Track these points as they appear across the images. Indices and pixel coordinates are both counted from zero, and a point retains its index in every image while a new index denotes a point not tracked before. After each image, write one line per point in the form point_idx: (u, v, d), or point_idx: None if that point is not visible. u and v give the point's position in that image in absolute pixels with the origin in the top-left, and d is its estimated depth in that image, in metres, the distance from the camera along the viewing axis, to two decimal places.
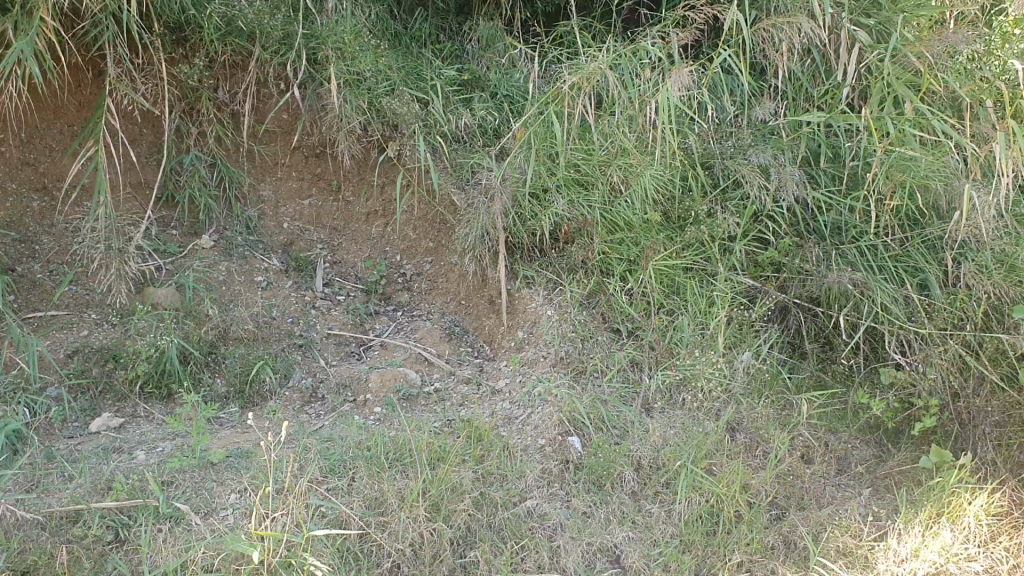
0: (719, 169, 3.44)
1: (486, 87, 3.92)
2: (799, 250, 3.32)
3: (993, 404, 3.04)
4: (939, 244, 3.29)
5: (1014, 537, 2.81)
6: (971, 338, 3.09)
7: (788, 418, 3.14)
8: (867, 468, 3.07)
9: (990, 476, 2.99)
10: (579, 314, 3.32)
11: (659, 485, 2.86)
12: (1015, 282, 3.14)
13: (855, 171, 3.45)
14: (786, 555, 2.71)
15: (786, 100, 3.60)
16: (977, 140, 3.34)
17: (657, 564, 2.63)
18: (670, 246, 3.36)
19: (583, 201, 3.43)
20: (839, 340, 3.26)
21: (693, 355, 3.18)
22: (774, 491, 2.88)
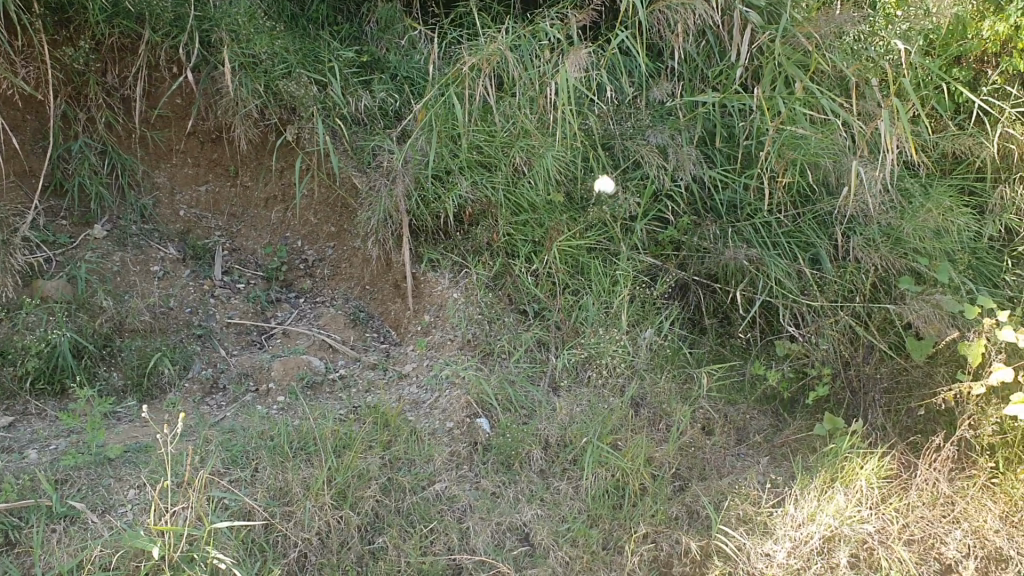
0: (618, 150, 3.47)
1: (385, 69, 3.84)
2: (697, 228, 3.39)
3: (882, 371, 3.17)
4: (829, 219, 3.42)
5: (903, 498, 2.94)
6: (861, 309, 3.22)
7: (688, 392, 3.20)
8: (764, 438, 3.17)
9: (881, 441, 3.12)
10: (484, 296, 3.32)
11: (567, 462, 2.89)
12: (900, 254, 3.29)
13: (748, 150, 3.52)
14: (690, 525, 2.79)
15: (682, 81, 3.64)
16: (864, 118, 3.45)
17: (565, 539, 2.65)
18: (574, 226, 3.36)
19: (486, 182, 3.42)
20: (736, 314, 3.35)
21: (596, 333, 3.22)
22: (677, 462, 2.95)
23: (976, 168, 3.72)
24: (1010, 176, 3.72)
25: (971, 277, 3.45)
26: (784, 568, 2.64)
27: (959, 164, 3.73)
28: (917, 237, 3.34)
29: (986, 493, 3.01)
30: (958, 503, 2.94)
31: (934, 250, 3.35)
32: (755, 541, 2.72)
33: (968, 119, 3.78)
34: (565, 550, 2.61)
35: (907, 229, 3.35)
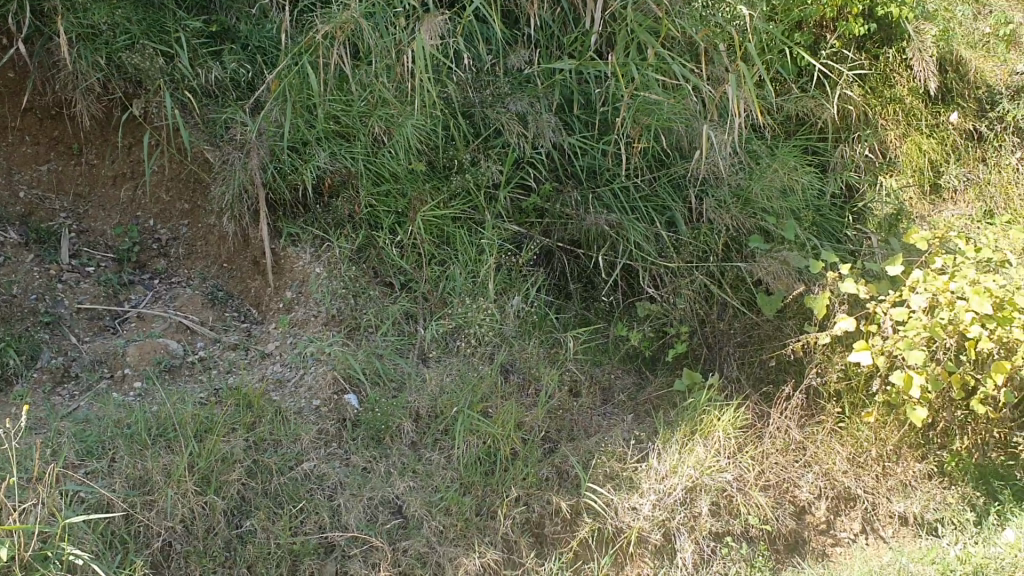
0: (479, 118, 3.40)
1: (235, 38, 3.53)
2: (559, 195, 3.40)
3: (735, 327, 3.31)
4: (683, 182, 3.50)
5: (757, 446, 3.11)
6: (714, 269, 3.34)
7: (556, 355, 3.24)
8: (629, 395, 3.27)
9: (736, 393, 3.29)
10: (348, 269, 3.25)
11: (438, 432, 2.89)
12: (749, 214, 3.44)
13: (605, 117, 3.53)
14: (560, 484, 2.86)
15: (538, 49, 3.57)
16: (712, 83, 3.54)
17: (438, 509, 2.69)
18: (438, 196, 3.32)
19: (344, 153, 3.32)
20: (599, 278, 3.40)
21: (464, 302, 3.21)
22: (546, 425, 3.01)
23: (817, 129, 3.91)
24: (848, 134, 3.96)
25: (816, 233, 3.61)
26: (649, 520, 2.80)
27: (803, 125, 3.89)
28: (765, 197, 3.49)
29: (833, 436, 3.22)
30: (808, 448, 3.17)
31: (780, 209, 3.50)
32: (621, 496, 2.84)
33: (810, 82, 3.92)
34: (439, 519, 2.66)
35: (756, 189, 3.49)
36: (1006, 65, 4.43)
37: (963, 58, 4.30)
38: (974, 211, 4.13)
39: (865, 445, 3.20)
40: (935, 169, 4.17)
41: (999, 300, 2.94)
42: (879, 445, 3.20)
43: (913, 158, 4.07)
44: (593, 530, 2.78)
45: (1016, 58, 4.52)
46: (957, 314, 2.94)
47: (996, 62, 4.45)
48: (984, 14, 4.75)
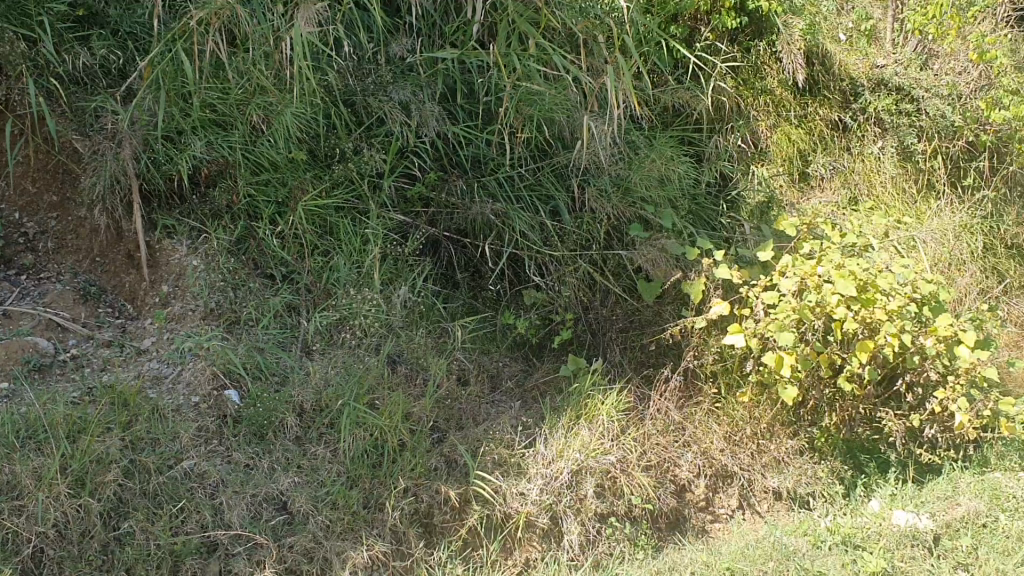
0: (360, 107, 3.34)
1: (103, 23, 3.33)
2: (444, 184, 3.38)
3: (618, 313, 3.41)
4: (566, 173, 3.53)
5: (639, 428, 3.18)
6: (597, 256, 3.43)
7: (444, 344, 3.25)
8: (517, 382, 3.31)
9: (619, 376, 3.37)
10: (227, 261, 3.17)
11: (323, 426, 2.86)
12: (629, 203, 3.52)
13: (488, 107, 3.50)
14: (449, 473, 2.87)
15: (420, 37, 3.49)
16: (593, 74, 3.58)
17: (324, 503, 2.68)
18: (319, 185, 3.25)
19: (222, 142, 3.20)
20: (486, 268, 3.42)
21: (348, 294, 3.18)
22: (434, 415, 3.01)
23: (693, 119, 4.01)
24: (722, 125, 4.09)
25: (692, 222, 3.74)
26: (536, 505, 2.85)
27: (679, 116, 3.99)
28: (643, 186, 3.57)
29: (710, 416, 3.34)
30: (687, 428, 3.27)
31: (658, 198, 3.59)
32: (509, 483, 2.88)
33: (686, 74, 4.02)
34: (326, 514, 2.65)
35: (635, 178, 3.56)
36: (867, 58, 4.65)
37: (828, 52, 4.49)
38: (840, 197, 4.31)
39: (740, 424, 3.34)
40: (803, 159, 4.35)
41: (862, 284, 3.14)
42: (754, 424, 3.34)
43: (783, 148, 4.24)
44: (482, 517, 2.82)
45: (876, 52, 4.75)
46: (824, 297, 3.12)
47: (859, 56, 4.66)
48: (847, 10, 4.98)
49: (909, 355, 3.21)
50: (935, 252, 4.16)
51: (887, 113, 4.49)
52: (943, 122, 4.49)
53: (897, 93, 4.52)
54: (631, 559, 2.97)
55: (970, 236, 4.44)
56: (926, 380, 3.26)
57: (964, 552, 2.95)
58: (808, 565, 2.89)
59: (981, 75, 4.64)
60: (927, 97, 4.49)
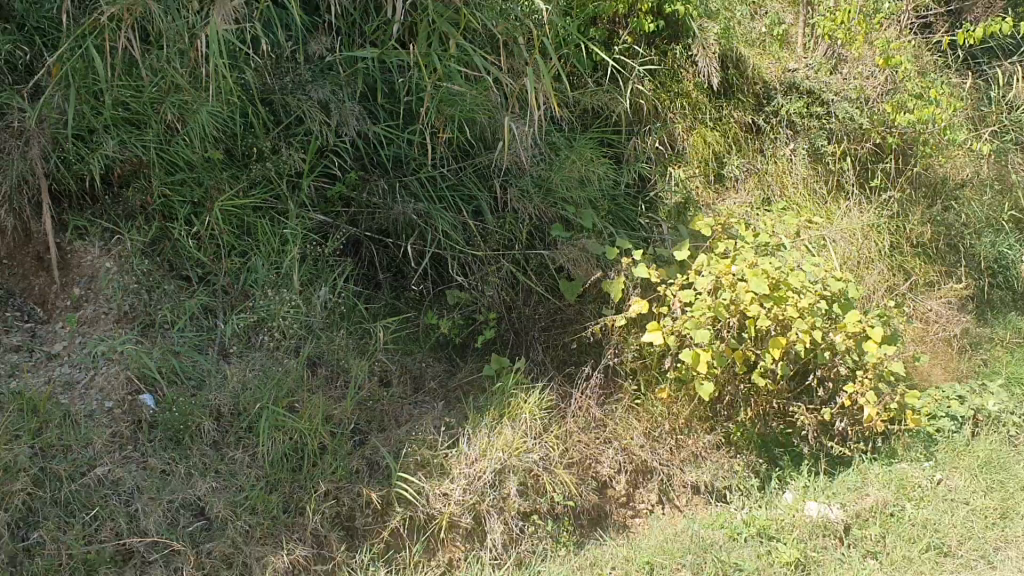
0: (279, 106, 3.26)
1: (8, 15, 3.15)
2: (365, 184, 3.35)
3: (541, 313, 3.45)
4: (488, 172, 3.54)
5: (562, 425, 3.22)
6: (519, 256, 3.45)
7: (365, 345, 3.23)
8: (440, 382, 3.31)
9: (541, 375, 3.41)
10: (141, 263, 3.07)
11: (242, 430, 2.83)
12: (551, 203, 3.56)
13: (409, 106, 3.45)
14: (371, 476, 2.87)
15: (340, 37, 3.38)
16: (513, 74, 3.55)
17: (243, 508, 2.67)
18: (236, 185, 3.19)
19: (135, 141, 3.10)
20: (409, 268, 3.40)
21: (267, 296, 3.13)
22: (356, 417, 3.00)
23: (612, 121, 4.07)
24: (640, 127, 4.16)
25: (612, 222, 3.79)
26: (460, 504, 2.85)
27: (599, 118, 4.04)
28: (564, 187, 3.60)
29: (630, 413, 3.40)
30: (608, 425, 3.32)
31: (579, 198, 3.63)
32: (432, 484, 2.89)
33: (604, 76, 4.09)
34: (245, 519, 2.65)
35: (556, 179, 3.59)
36: (780, 62, 4.79)
37: (742, 56, 4.63)
38: (753, 198, 4.41)
39: (659, 419, 3.40)
40: (719, 159, 4.44)
41: (775, 282, 3.27)
42: (672, 419, 3.41)
43: (699, 149, 4.32)
44: (405, 518, 2.82)
45: (788, 56, 4.89)
46: (738, 295, 3.22)
47: (772, 59, 4.81)
48: (760, 14, 5.11)
49: (820, 352, 3.35)
50: (845, 251, 4.29)
51: (798, 116, 4.64)
52: (851, 124, 4.63)
53: (808, 96, 4.67)
54: (553, 556, 3.00)
55: (877, 236, 4.60)
56: (836, 374, 3.41)
57: (872, 541, 3.07)
58: (726, 556, 2.96)
59: (886, 80, 4.76)
60: (837, 100, 4.64)
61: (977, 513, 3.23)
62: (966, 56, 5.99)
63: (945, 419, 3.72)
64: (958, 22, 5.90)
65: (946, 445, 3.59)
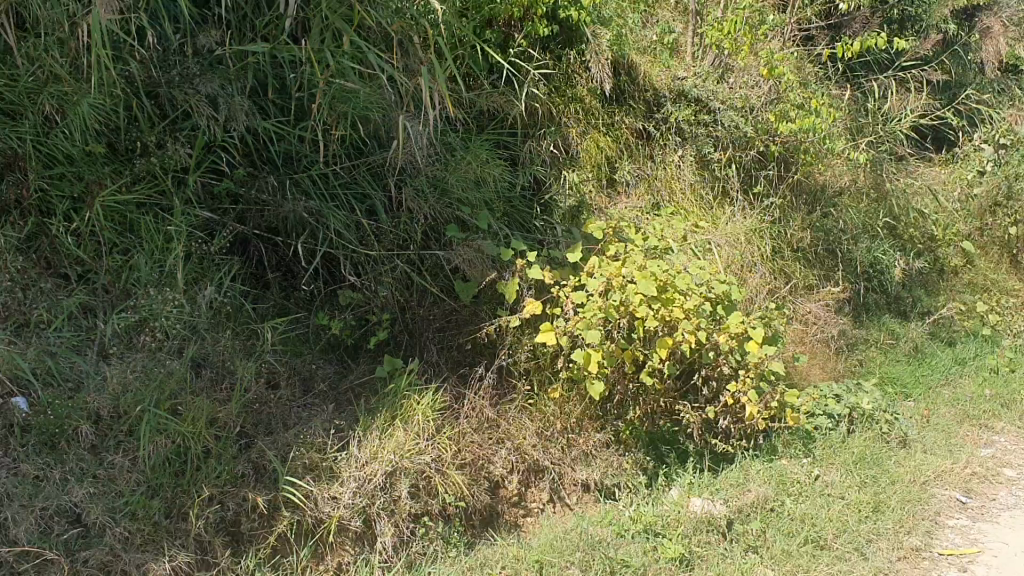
0: (165, 99, 3.13)
1: None
2: (254, 181, 3.26)
3: (435, 313, 3.48)
4: (382, 172, 3.51)
5: (454, 427, 3.20)
6: (414, 256, 3.45)
7: (253, 347, 3.15)
8: (330, 384, 3.26)
9: (435, 375, 3.41)
10: (16, 259, 2.91)
11: (122, 434, 2.73)
12: (446, 203, 3.57)
13: (301, 102, 3.37)
14: (257, 480, 2.82)
15: (231, 31, 3.28)
16: (408, 73, 3.51)
17: (123, 514, 2.60)
18: (119, 179, 3.07)
19: (9, 133, 2.95)
20: (299, 267, 3.35)
21: (149, 294, 3.01)
22: (242, 421, 2.93)
23: (507, 124, 4.08)
24: (535, 130, 4.18)
25: (507, 224, 3.83)
26: (349, 508, 2.82)
27: (495, 119, 4.04)
28: (460, 187, 3.61)
29: (523, 412, 3.43)
30: (501, 425, 3.33)
31: (474, 199, 3.64)
32: (320, 487, 2.84)
33: (500, 78, 4.10)
34: (124, 526, 2.57)
35: (451, 179, 3.60)
36: (670, 71, 4.93)
37: (634, 64, 4.73)
38: (643, 203, 4.49)
39: (551, 419, 3.45)
40: (611, 165, 4.52)
41: (662, 284, 3.37)
42: (563, 419, 3.47)
43: (592, 154, 4.39)
44: (292, 523, 2.78)
45: (677, 65, 5.02)
46: (628, 296, 3.32)
47: (662, 68, 4.93)
48: (651, 22, 5.20)
49: (704, 352, 3.48)
50: (728, 254, 4.39)
51: (686, 123, 4.80)
52: (737, 133, 4.85)
53: (696, 105, 4.84)
54: (443, 557, 2.99)
55: (760, 240, 4.73)
56: (720, 373, 3.53)
57: (753, 536, 3.15)
58: (613, 554, 3.00)
59: (770, 90, 5.03)
60: (723, 109, 4.83)
61: (852, 506, 3.36)
62: (845, 69, 6.27)
63: (822, 417, 3.89)
64: (837, 36, 6.17)
65: (823, 441, 3.77)
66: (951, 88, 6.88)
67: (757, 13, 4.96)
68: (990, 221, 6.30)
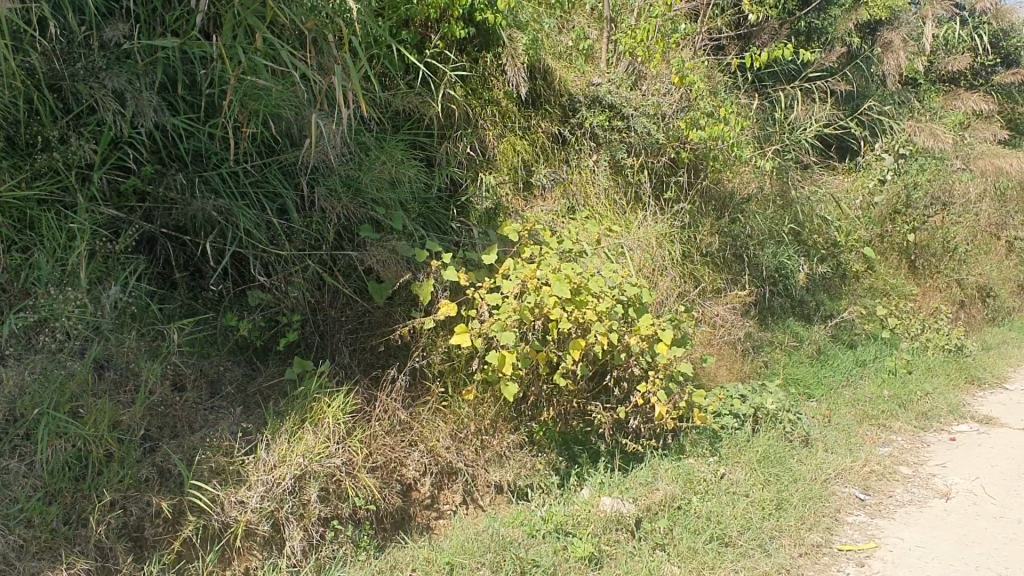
0: (69, 93, 3.04)
1: None
2: (162, 178, 3.18)
3: (347, 313, 3.46)
4: (294, 170, 3.47)
5: (366, 429, 3.19)
6: (326, 257, 3.43)
7: (158, 348, 3.06)
8: (238, 387, 3.20)
9: (347, 377, 3.38)
10: None
11: (18, 438, 2.64)
12: (360, 204, 3.55)
13: (212, 100, 3.32)
14: (162, 484, 2.75)
15: (138, 24, 3.21)
16: (322, 72, 3.47)
17: (18, 522, 2.51)
18: (17, 175, 2.94)
19: None
20: (208, 267, 3.29)
21: (48, 294, 2.90)
22: (146, 424, 2.85)
23: (424, 124, 4.06)
24: (452, 132, 4.18)
25: (422, 224, 3.82)
26: (257, 512, 2.79)
27: (410, 120, 4.02)
28: (374, 188, 3.60)
29: (436, 414, 3.44)
30: (413, 428, 3.33)
31: (389, 200, 3.64)
32: (228, 491, 2.80)
33: (416, 79, 4.08)
34: (19, 533, 2.49)
35: (365, 180, 3.58)
36: (584, 76, 5.00)
37: (549, 68, 4.78)
38: (559, 207, 4.52)
39: (465, 421, 3.46)
40: (527, 168, 4.55)
41: (576, 287, 3.43)
42: (478, 420, 3.49)
43: (508, 158, 4.42)
44: (197, 528, 2.73)
45: (592, 71, 5.09)
46: (542, 298, 3.35)
47: (576, 73, 4.99)
48: (567, 28, 5.23)
49: (616, 353, 3.54)
50: (640, 258, 4.44)
51: (600, 128, 4.86)
52: (649, 139, 4.95)
53: (610, 111, 4.92)
54: (353, 561, 2.96)
55: (670, 244, 4.79)
56: (631, 374, 3.61)
57: (660, 534, 3.19)
58: (523, 553, 3.00)
59: (680, 97, 5.16)
60: (636, 115, 4.94)
61: (755, 504, 3.45)
62: (753, 79, 6.43)
63: (728, 416, 4.05)
64: (747, 46, 6.35)
65: (729, 441, 3.90)
66: (854, 99, 7.19)
67: (669, 22, 5.11)
68: (890, 228, 6.55)
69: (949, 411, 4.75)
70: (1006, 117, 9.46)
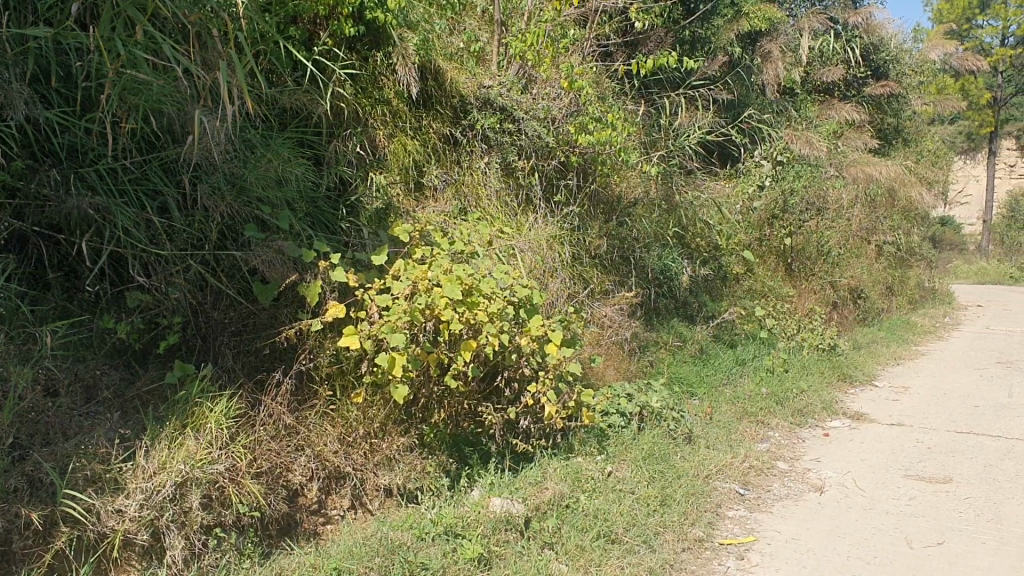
0: None
1: None
2: (34, 174, 3.05)
3: (231, 316, 3.38)
4: (176, 167, 3.37)
5: (249, 435, 3.13)
6: (208, 257, 3.34)
7: (29, 351, 2.91)
8: (115, 391, 3.08)
9: (230, 381, 3.31)
10: None
11: None
12: (244, 202, 3.47)
13: (88, 93, 3.20)
14: (32, 495, 2.62)
15: (7, 10, 3.04)
16: (205, 67, 3.38)
17: None
18: None
19: None
20: (83, 267, 3.18)
21: None
22: (14, 431, 2.70)
23: (312, 122, 4.00)
24: (340, 131, 4.12)
25: (310, 224, 3.76)
26: (135, 522, 2.69)
27: (297, 117, 3.95)
28: (259, 186, 3.49)
29: (324, 418, 3.39)
30: (300, 432, 3.28)
31: (275, 199, 3.55)
32: (104, 499, 2.69)
33: (304, 75, 4.01)
34: None
35: (251, 178, 3.47)
36: (476, 78, 5.01)
37: (440, 69, 4.79)
38: (451, 208, 4.50)
39: (354, 424, 3.43)
40: (418, 169, 4.55)
41: (468, 288, 3.44)
42: (367, 424, 3.46)
43: (399, 157, 4.41)
44: (71, 538, 2.63)
45: (483, 73, 5.11)
46: (433, 300, 3.32)
47: (467, 75, 4.99)
48: (456, 30, 5.21)
49: (508, 353, 3.58)
50: (531, 259, 4.46)
51: (491, 130, 4.93)
52: (540, 143, 5.07)
53: (500, 114, 4.97)
54: (236, 569, 2.88)
55: (560, 246, 4.85)
56: (521, 374, 3.65)
57: (548, 532, 3.23)
58: (412, 557, 2.94)
59: (570, 102, 5.24)
60: (526, 119, 5.02)
61: (640, 500, 3.53)
62: (640, 85, 6.58)
63: (615, 415, 4.14)
64: (633, 52, 6.52)
65: (616, 439, 4.00)
66: (736, 106, 7.42)
67: (559, 28, 5.15)
68: (768, 232, 6.84)
69: (822, 407, 4.97)
70: (875, 126, 9.96)
